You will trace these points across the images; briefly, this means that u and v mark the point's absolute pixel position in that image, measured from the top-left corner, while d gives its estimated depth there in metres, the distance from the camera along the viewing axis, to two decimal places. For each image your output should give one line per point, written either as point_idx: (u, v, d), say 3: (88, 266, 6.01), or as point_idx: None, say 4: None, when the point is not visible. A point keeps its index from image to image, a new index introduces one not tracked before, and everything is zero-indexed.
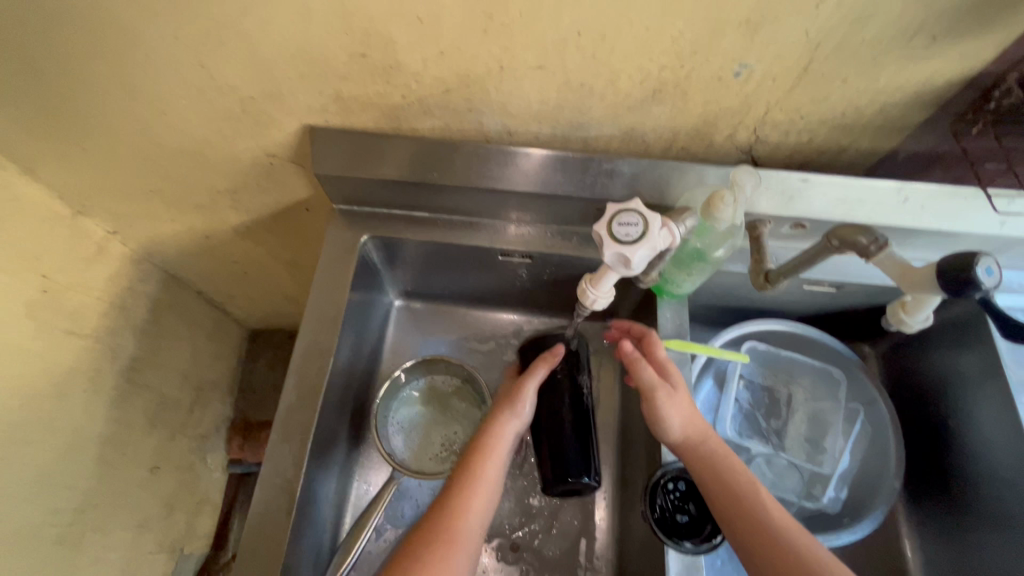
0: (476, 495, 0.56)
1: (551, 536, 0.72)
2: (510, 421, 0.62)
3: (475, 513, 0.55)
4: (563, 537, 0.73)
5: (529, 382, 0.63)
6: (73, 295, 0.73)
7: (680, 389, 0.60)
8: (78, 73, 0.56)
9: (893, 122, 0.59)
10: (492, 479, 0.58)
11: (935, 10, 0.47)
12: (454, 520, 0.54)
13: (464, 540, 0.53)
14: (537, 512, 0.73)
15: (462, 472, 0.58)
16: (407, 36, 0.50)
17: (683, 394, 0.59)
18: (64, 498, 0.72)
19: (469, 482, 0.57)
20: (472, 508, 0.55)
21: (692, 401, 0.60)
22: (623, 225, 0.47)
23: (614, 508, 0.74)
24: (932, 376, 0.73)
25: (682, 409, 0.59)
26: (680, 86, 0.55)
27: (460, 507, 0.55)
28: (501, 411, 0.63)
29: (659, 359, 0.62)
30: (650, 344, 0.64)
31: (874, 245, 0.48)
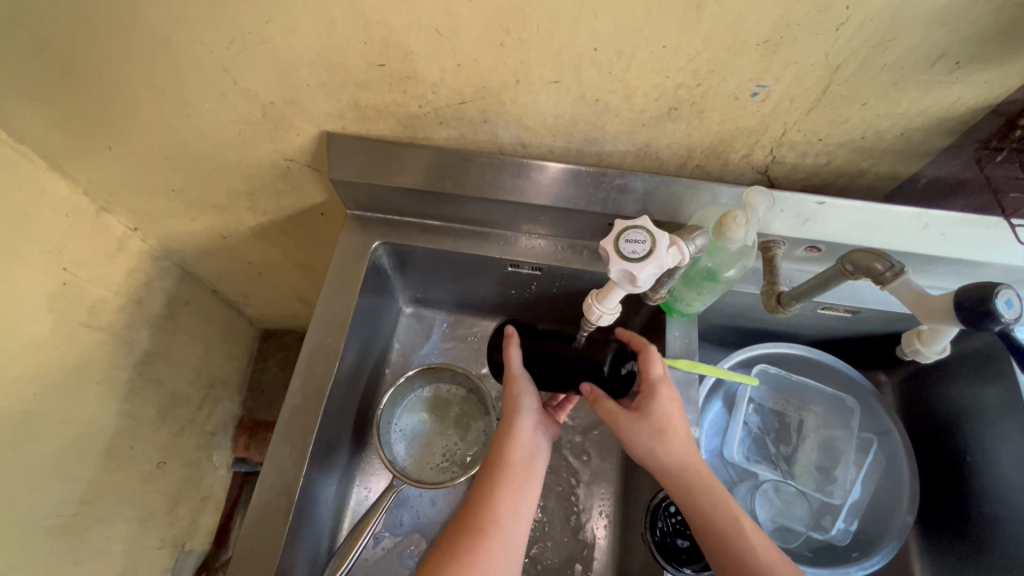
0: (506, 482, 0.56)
1: (550, 553, 0.72)
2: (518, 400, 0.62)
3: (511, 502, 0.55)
4: (562, 552, 0.72)
5: (512, 366, 0.64)
6: (92, 289, 0.75)
7: (651, 417, 0.57)
8: (108, 74, 0.57)
9: (914, 147, 0.58)
10: (519, 463, 0.58)
11: (960, 36, 0.46)
12: (486, 510, 0.54)
13: (502, 531, 0.53)
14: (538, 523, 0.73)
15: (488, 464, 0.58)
16: (426, 48, 0.51)
17: (655, 423, 0.57)
18: (70, 488, 0.72)
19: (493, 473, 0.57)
20: (502, 494, 0.55)
21: (676, 424, 0.57)
22: (630, 242, 0.47)
23: (615, 527, 0.73)
24: (949, 409, 0.71)
25: (659, 427, 0.56)
26: (696, 105, 0.55)
27: (489, 497, 0.55)
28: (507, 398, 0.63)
29: (651, 378, 0.58)
30: (646, 361, 0.59)
31: (890, 271, 0.47)
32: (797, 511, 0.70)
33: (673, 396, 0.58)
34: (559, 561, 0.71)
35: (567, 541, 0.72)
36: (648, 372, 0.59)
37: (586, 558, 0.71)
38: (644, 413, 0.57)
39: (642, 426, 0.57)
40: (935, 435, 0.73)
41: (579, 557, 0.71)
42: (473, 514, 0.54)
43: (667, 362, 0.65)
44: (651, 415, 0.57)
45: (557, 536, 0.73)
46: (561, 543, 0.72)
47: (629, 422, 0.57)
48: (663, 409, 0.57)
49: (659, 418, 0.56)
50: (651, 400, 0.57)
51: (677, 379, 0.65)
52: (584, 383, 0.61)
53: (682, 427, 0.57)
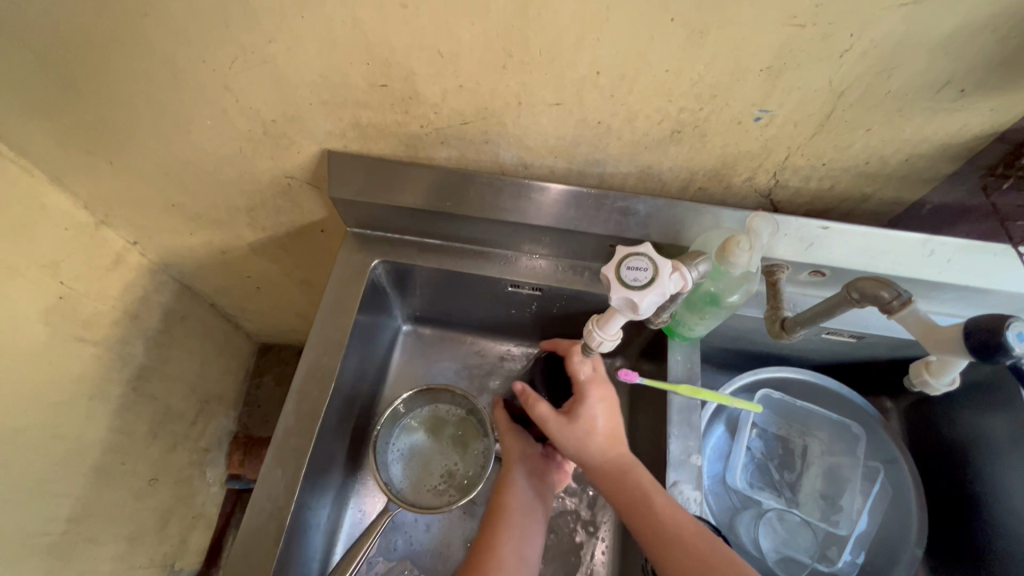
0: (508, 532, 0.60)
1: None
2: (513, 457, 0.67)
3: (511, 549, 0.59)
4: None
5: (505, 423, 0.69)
6: (88, 303, 0.74)
7: (579, 421, 0.58)
8: (111, 90, 0.58)
9: (919, 172, 0.58)
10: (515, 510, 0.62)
11: (965, 64, 0.46)
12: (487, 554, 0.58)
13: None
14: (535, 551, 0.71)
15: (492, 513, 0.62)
16: (428, 69, 0.51)
17: (581, 423, 0.58)
18: (59, 507, 0.71)
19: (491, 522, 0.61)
20: (500, 540, 0.59)
21: (601, 422, 0.58)
22: (632, 269, 0.46)
23: (615, 556, 0.71)
24: (957, 437, 0.69)
25: (595, 420, 0.58)
26: (699, 128, 0.54)
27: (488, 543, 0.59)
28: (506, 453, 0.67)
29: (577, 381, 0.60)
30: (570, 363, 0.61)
31: (897, 300, 0.46)
32: (802, 540, 0.68)
33: (602, 396, 0.59)
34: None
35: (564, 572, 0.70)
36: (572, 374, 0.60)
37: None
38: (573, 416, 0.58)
39: (573, 426, 0.58)
40: (943, 466, 0.71)
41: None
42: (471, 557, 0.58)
43: (668, 388, 0.63)
44: (579, 419, 0.58)
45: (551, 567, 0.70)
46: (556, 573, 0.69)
47: (559, 425, 0.58)
48: (590, 411, 0.58)
49: (587, 419, 0.58)
50: (579, 404, 0.58)
51: (679, 405, 0.63)
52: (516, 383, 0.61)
53: (611, 425, 0.58)
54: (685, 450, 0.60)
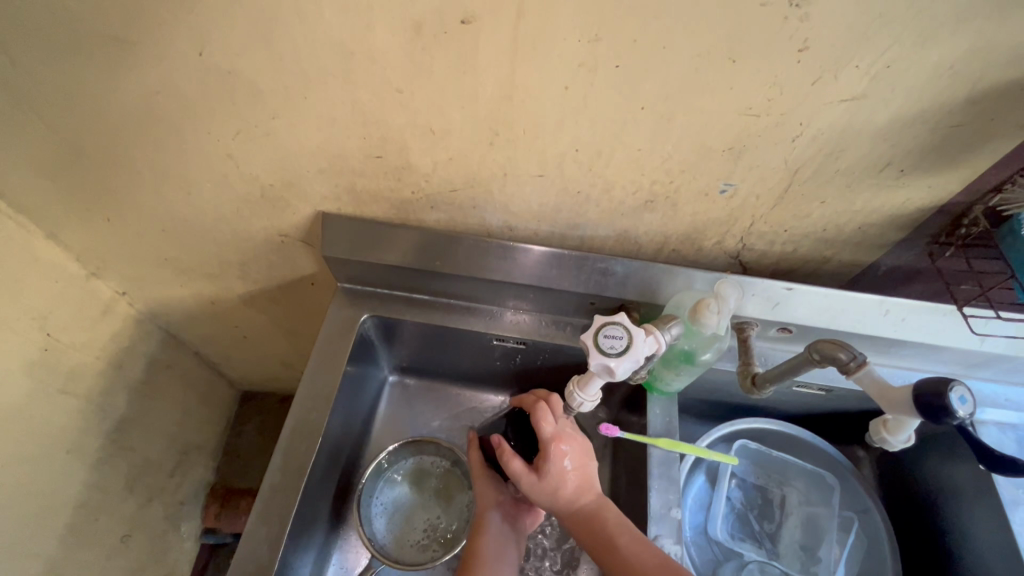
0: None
1: None
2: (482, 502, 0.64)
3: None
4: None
5: (473, 463, 0.66)
6: (73, 355, 0.74)
7: (549, 475, 0.57)
8: (115, 155, 0.60)
9: (872, 239, 0.63)
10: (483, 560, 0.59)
11: (901, 149, 0.51)
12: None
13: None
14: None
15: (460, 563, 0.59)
16: (420, 144, 0.55)
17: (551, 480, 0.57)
18: (25, 566, 0.68)
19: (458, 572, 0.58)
20: None
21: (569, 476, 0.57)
22: (609, 337, 0.49)
23: None
24: (926, 487, 0.72)
25: (565, 473, 0.57)
26: (670, 198, 0.59)
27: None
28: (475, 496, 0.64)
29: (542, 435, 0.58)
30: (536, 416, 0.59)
31: (854, 362, 0.49)
32: None
33: (570, 447, 0.58)
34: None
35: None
36: (538, 429, 0.58)
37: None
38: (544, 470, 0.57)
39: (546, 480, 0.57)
40: (915, 515, 0.73)
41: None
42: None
43: (648, 441, 0.65)
44: (549, 472, 0.57)
45: None
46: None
47: (530, 484, 0.57)
48: (559, 466, 0.57)
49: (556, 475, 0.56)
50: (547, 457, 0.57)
51: (658, 458, 0.65)
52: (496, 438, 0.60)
53: (582, 475, 0.58)
54: (665, 503, 0.62)
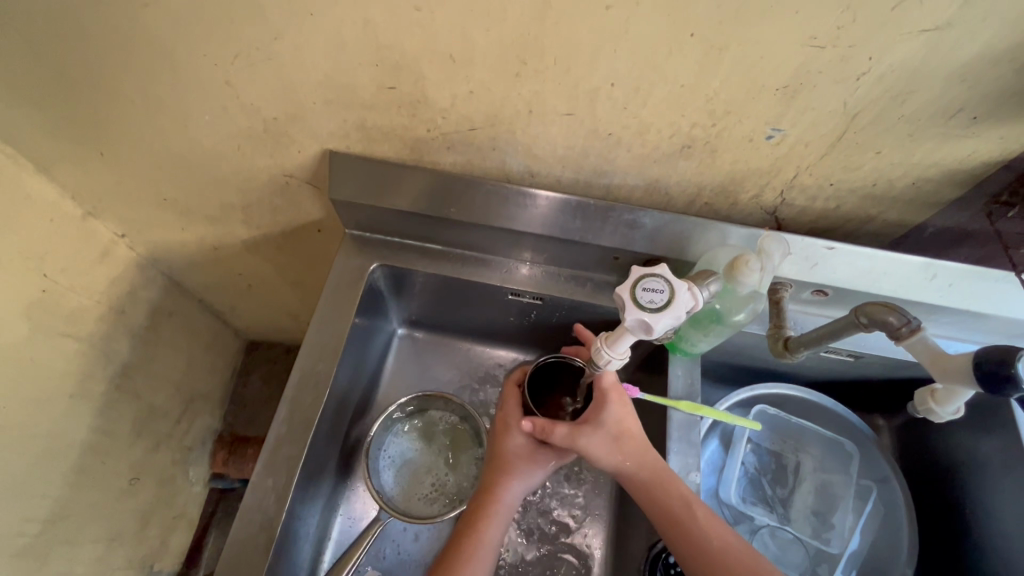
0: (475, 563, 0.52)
1: None
2: (518, 491, 0.56)
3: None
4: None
5: (551, 457, 0.57)
6: (72, 298, 0.71)
7: (606, 424, 0.54)
8: (105, 79, 0.55)
9: (925, 196, 0.58)
10: (490, 544, 0.53)
11: (978, 92, 0.46)
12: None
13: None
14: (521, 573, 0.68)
15: (466, 536, 0.53)
16: (439, 73, 0.50)
17: (607, 430, 0.54)
18: (33, 506, 0.68)
19: (468, 551, 0.52)
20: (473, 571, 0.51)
21: (624, 427, 0.55)
22: (647, 290, 0.45)
23: (608, 567, 0.69)
24: (948, 457, 0.70)
25: (611, 434, 0.54)
26: (710, 143, 0.54)
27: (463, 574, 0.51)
28: (506, 479, 0.56)
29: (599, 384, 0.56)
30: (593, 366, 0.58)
31: (906, 327, 0.45)
32: (793, 557, 0.68)
33: (621, 400, 0.56)
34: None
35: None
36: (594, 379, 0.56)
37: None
38: (595, 423, 0.54)
39: (592, 438, 0.54)
40: (933, 486, 0.72)
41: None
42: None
43: (670, 404, 0.63)
44: (607, 421, 0.54)
45: None
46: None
47: (587, 434, 0.54)
48: (614, 416, 0.55)
49: (614, 424, 0.54)
50: (601, 411, 0.55)
51: (679, 420, 0.63)
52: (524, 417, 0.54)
53: (627, 437, 0.54)
54: (686, 466, 0.60)
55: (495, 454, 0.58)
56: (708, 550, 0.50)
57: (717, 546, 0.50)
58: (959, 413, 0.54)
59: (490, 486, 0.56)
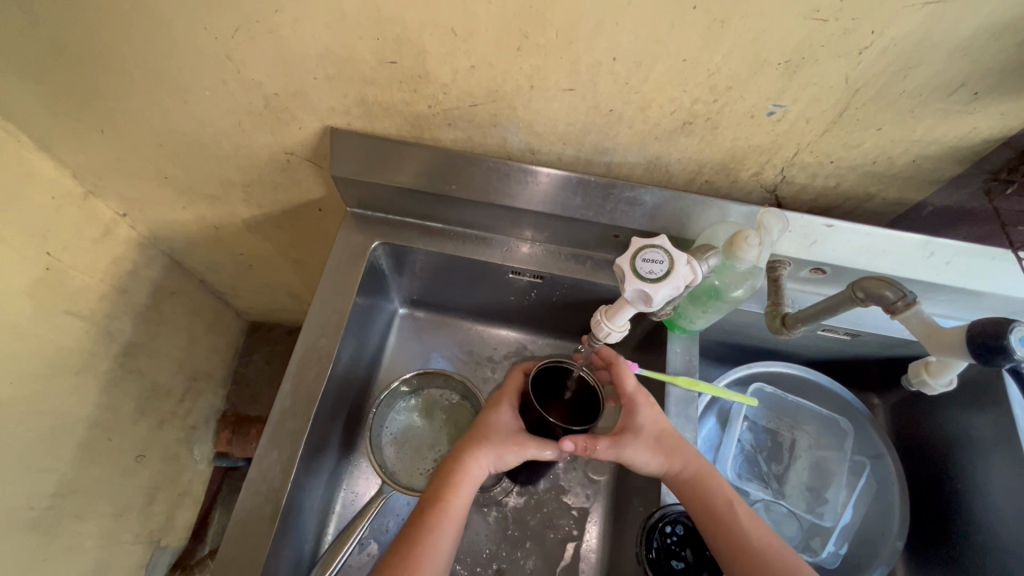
0: (439, 529, 0.52)
1: (536, 548, 0.70)
2: (488, 466, 0.56)
3: (439, 542, 0.52)
4: (538, 561, 0.69)
5: (528, 442, 0.56)
6: (75, 275, 0.71)
7: (645, 428, 0.57)
8: (106, 54, 0.55)
9: (925, 174, 0.58)
10: (457, 512, 0.54)
11: (980, 67, 0.46)
12: (421, 551, 0.50)
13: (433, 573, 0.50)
14: (522, 526, 0.71)
15: (432, 500, 0.54)
16: (439, 47, 0.50)
17: (648, 436, 0.56)
18: (42, 480, 0.69)
19: (435, 517, 0.52)
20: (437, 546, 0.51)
21: (660, 430, 0.57)
22: (647, 261, 0.45)
23: (605, 534, 0.71)
24: (941, 435, 0.71)
25: (654, 441, 0.56)
26: (711, 120, 0.54)
27: (428, 541, 0.51)
28: (479, 453, 0.56)
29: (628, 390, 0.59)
30: (620, 374, 0.61)
31: (902, 301, 0.47)
32: (788, 530, 0.68)
33: (649, 404, 0.59)
34: (537, 567, 0.69)
35: (545, 547, 0.70)
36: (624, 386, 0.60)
37: (570, 569, 0.69)
38: (633, 431, 0.57)
39: (636, 447, 0.55)
40: (926, 462, 0.73)
41: (560, 564, 0.69)
42: (413, 555, 0.50)
43: (667, 379, 0.64)
44: (644, 425, 0.57)
45: (536, 549, 0.70)
46: (542, 549, 0.70)
47: (630, 443, 0.55)
48: (647, 418, 0.57)
49: (652, 427, 0.57)
50: (634, 417, 0.57)
51: (677, 396, 0.64)
52: (569, 438, 0.51)
53: (671, 439, 0.57)
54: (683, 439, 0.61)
55: (478, 431, 0.58)
56: (751, 548, 0.51)
57: (761, 545, 0.51)
58: (952, 387, 0.58)
59: (460, 456, 0.56)
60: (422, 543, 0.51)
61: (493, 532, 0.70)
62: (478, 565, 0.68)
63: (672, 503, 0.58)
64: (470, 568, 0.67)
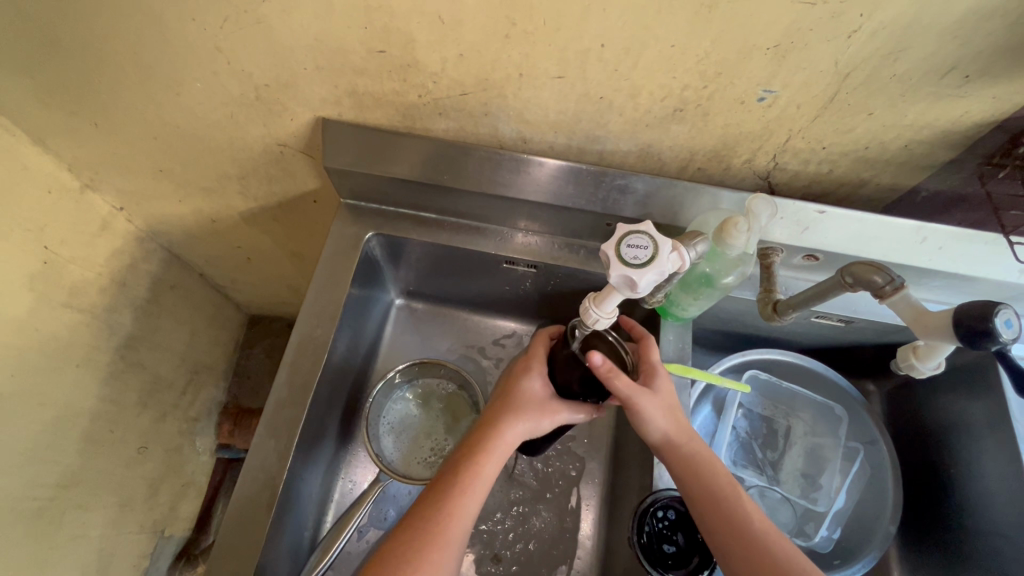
0: (469, 495, 0.51)
1: (540, 508, 0.72)
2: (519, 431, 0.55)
3: (468, 507, 0.50)
4: (552, 515, 0.72)
5: (562, 409, 0.55)
6: (73, 269, 0.72)
7: (660, 392, 0.55)
8: (95, 46, 0.55)
9: (918, 159, 0.58)
10: (489, 479, 0.52)
11: (970, 49, 0.46)
12: (444, 518, 0.49)
13: (454, 541, 0.49)
14: (518, 505, 0.72)
15: (460, 466, 0.52)
16: (428, 35, 0.50)
17: (662, 397, 0.55)
18: (45, 472, 0.70)
19: (465, 483, 0.51)
20: (460, 512, 0.50)
21: (675, 400, 0.56)
22: (632, 247, 0.45)
23: (603, 507, 0.72)
24: (936, 421, 0.71)
25: (665, 408, 0.55)
26: (702, 106, 0.54)
27: (457, 506, 0.50)
28: (507, 419, 0.54)
29: (651, 361, 0.57)
30: (647, 348, 0.59)
31: (890, 286, 0.48)
32: (782, 517, 0.69)
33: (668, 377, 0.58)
34: (550, 518, 0.71)
35: (557, 503, 0.72)
36: (650, 356, 0.58)
37: (575, 518, 0.72)
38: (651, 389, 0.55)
39: (651, 400, 0.54)
40: (920, 448, 0.73)
41: (568, 512, 0.72)
42: (439, 524, 0.49)
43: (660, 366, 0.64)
44: (661, 390, 0.55)
45: (532, 529, 0.71)
46: (539, 528, 0.71)
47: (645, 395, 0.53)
48: (665, 387, 0.56)
49: (667, 394, 0.56)
50: (654, 380, 0.56)
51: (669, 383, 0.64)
52: (596, 351, 0.50)
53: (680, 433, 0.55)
54: None
55: (511, 396, 0.56)
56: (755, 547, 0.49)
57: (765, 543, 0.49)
58: (940, 370, 0.60)
59: (495, 421, 0.54)
60: (447, 507, 0.50)
61: (492, 507, 0.71)
62: (483, 521, 0.70)
63: (663, 487, 0.59)
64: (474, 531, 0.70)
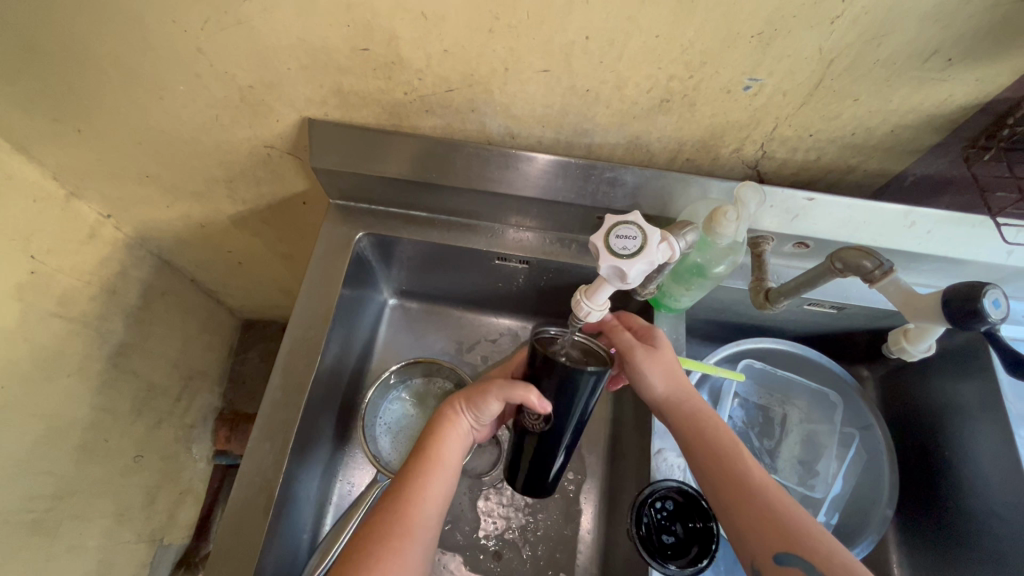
0: (432, 478, 0.52)
1: (541, 506, 0.72)
2: (468, 416, 0.57)
3: (429, 493, 0.51)
4: (555, 507, 0.72)
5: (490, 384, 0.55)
6: (61, 278, 0.71)
7: (660, 350, 0.59)
8: (74, 50, 0.54)
9: (904, 144, 0.58)
10: (450, 463, 0.54)
11: (953, 32, 0.46)
12: (407, 502, 0.50)
13: (417, 526, 0.49)
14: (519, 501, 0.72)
15: (425, 449, 0.55)
16: (411, 32, 0.49)
17: (663, 353, 0.59)
18: (39, 483, 0.69)
19: (423, 468, 0.53)
20: (424, 495, 0.51)
21: (673, 360, 0.59)
22: (620, 238, 0.45)
23: (603, 501, 0.73)
24: (930, 403, 0.72)
25: (662, 366, 0.58)
26: (688, 96, 0.54)
27: (417, 490, 0.51)
28: (456, 402, 0.58)
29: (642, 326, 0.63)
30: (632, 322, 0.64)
31: (879, 270, 0.48)
32: None
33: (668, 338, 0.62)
34: (551, 511, 0.72)
35: (558, 497, 0.73)
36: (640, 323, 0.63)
37: (575, 513, 0.72)
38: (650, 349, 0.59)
39: (649, 359, 0.58)
40: (914, 431, 0.74)
41: (568, 505, 0.72)
42: (401, 509, 0.50)
43: None
44: (660, 347, 0.59)
45: (533, 525, 0.71)
46: (539, 524, 0.71)
47: (643, 354, 0.58)
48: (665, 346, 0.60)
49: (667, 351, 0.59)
50: (653, 341, 0.60)
51: None
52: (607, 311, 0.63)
53: (680, 407, 0.55)
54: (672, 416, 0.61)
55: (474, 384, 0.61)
56: (769, 522, 0.46)
57: (794, 524, 0.45)
58: (932, 352, 0.60)
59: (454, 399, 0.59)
60: (408, 493, 0.51)
61: (492, 504, 0.71)
62: (483, 517, 0.71)
63: (662, 479, 0.59)
64: (474, 528, 0.70)
